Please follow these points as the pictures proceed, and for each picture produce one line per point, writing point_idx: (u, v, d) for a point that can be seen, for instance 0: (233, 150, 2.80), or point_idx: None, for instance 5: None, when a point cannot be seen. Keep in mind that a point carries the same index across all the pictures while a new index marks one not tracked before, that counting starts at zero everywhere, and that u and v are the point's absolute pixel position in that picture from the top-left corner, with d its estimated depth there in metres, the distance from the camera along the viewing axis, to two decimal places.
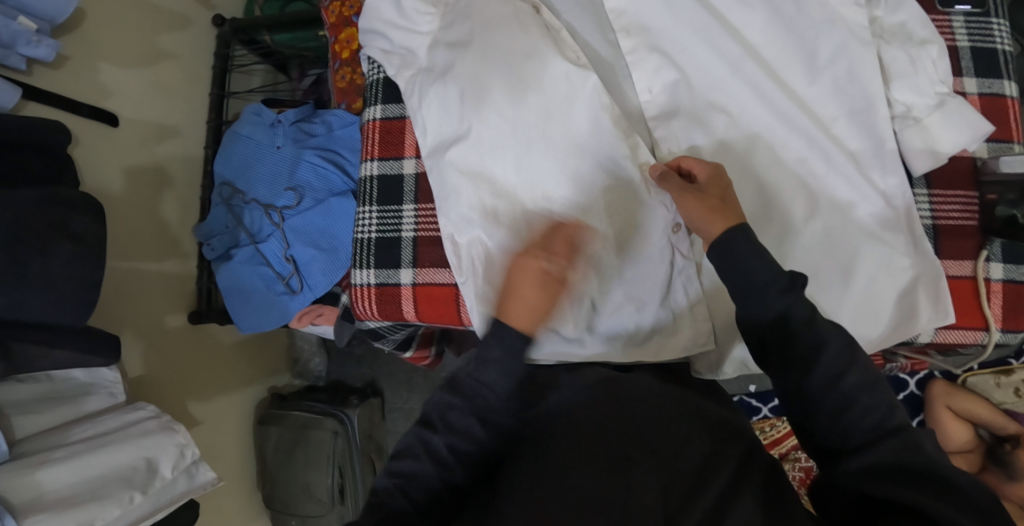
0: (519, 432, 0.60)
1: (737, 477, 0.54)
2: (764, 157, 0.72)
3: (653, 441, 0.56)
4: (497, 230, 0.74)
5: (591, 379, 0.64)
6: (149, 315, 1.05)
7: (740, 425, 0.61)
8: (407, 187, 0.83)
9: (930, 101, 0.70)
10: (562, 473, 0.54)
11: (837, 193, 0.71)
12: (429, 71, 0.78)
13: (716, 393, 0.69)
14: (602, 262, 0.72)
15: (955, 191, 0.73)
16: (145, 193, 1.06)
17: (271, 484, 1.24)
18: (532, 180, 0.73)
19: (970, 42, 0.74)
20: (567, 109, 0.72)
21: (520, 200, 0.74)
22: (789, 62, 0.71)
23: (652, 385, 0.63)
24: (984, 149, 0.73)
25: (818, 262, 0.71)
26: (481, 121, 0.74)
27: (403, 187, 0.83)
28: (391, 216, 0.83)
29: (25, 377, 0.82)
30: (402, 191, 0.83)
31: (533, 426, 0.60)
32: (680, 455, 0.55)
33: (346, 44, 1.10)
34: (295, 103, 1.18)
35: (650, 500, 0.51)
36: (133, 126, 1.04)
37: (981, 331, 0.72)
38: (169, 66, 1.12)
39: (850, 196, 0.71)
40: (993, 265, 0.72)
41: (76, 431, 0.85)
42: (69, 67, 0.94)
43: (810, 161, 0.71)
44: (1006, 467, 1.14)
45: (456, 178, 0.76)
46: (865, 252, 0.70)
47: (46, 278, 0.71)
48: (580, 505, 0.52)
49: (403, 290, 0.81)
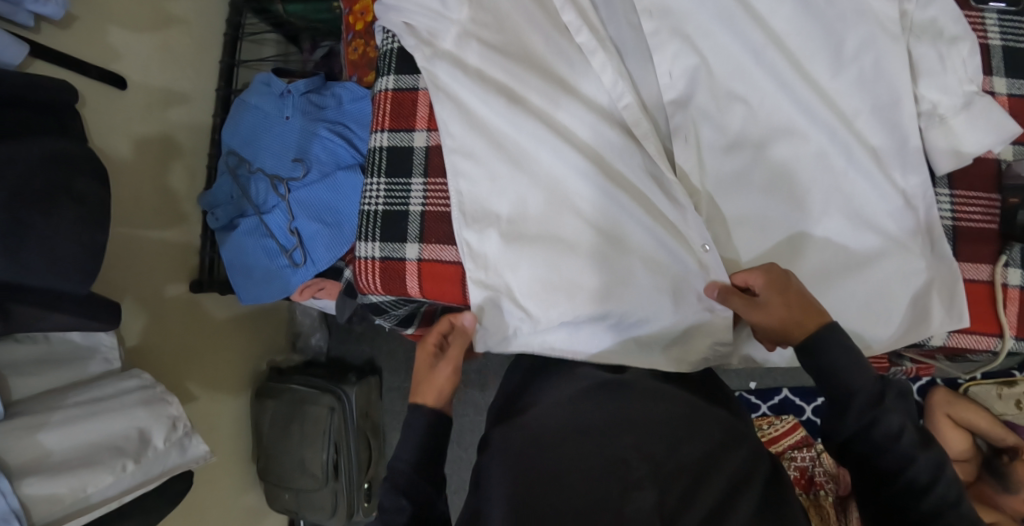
0: (512, 435, 0.59)
1: (735, 476, 0.53)
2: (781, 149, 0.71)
3: (650, 445, 0.54)
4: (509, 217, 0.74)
5: (588, 390, 0.64)
6: (151, 285, 1.04)
7: (744, 431, 0.60)
8: (417, 161, 0.82)
9: (957, 100, 0.68)
10: (554, 480, 0.51)
11: (857, 189, 0.70)
12: (445, 48, 0.77)
13: (729, 401, 0.68)
14: (611, 255, 0.71)
15: (976, 193, 0.71)
16: (151, 160, 1.04)
17: (265, 457, 1.24)
18: (535, 160, 0.74)
19: (1002, 42, 0.72)
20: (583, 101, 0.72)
21: (531, 186, 0.74)
22: (816, 53, 0.69)
23: (646, 391, 0.62)
24: (1009, 152, 0.72)
25: (829, 258, 0.70)
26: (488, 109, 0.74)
27: (414, 161, 0.82)
28: (399, 189, 0.81)
29: (23, 337, 0.82)
30: (412, 165, 0.82)
31: (526, 431, 0.59)
32: (678, 450, 0.54)
33: (360, 17, 1.09)
34: (305, 74, 1.16)
35: (647, 506, 0.48)
36: (141, 90, 1.02)
37: (994, 338, 0.70)
38: (179, 31, 1.10)
39: (869, 193, 0.69)
40: (1011, 270, 0.70)
41: (70, 395, 0.85)
42: (78, 26, 0.92)
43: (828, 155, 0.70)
44: (1003, 479, 1.13)
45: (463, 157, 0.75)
46: (874, 249, 0.69)
47: (47, 239, 0.70)
48: (573, 508, 0.48)
49: (408, 265, 0.80)
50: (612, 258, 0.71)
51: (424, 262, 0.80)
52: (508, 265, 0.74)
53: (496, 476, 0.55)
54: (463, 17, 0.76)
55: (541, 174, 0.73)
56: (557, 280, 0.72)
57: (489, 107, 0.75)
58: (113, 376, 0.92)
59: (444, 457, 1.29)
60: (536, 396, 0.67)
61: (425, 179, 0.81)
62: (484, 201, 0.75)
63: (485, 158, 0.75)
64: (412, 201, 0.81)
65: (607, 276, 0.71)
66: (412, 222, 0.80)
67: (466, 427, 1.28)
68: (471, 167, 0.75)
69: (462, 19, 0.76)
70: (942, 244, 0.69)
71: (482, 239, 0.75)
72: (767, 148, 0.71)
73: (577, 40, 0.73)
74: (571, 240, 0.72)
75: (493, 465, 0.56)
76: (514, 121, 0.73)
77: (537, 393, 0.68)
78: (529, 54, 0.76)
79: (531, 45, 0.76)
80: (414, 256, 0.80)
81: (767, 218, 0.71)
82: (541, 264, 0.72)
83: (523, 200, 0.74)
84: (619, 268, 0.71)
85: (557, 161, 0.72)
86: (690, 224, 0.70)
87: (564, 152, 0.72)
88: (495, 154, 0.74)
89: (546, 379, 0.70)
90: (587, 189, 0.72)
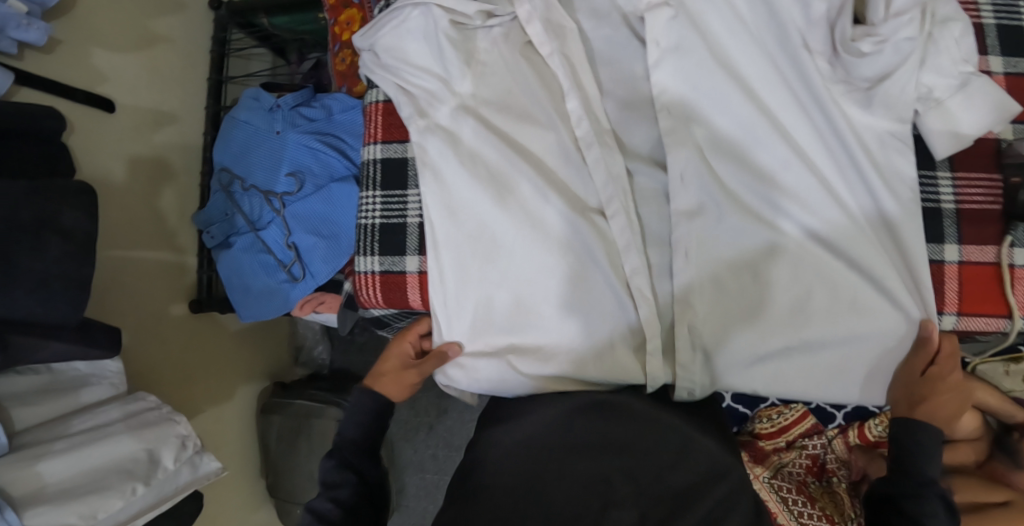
0: (504, 445, 0.62)
1: (716, 512, 0.54)
2: (776, 175, 0.67)
3: (637, 469, 0.56)
4: (471, 227, 0.71)
5: (585, 402, 0.65)
6: (149, 306, 1.03)
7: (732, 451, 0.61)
8: (411, 171, 0.78)
9: (953, 82, 0.65)
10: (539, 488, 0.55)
11: (868, 228, 0.65)
12: (440, 122, 0.73)
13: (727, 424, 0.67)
14: (595, 267, 0.68)
15: (978, 174, 0.67)
16: (142, 179, 1.03)
17: (274, 474, 1.23)
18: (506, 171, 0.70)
19: (997, 20, 0.70)
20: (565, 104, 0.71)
21: (504, 199, 0.70)
22: (820, 56, 0.65)
23: (643, 408, 0.64)
24: (1009, 130, 0.68)
25: (808, 263, 0.66)
26: (457, 120, 0.72)
27: (408, 171, 0.78)
28: (395, 202, 0.78)
29: (23, 368, 0.81)
30: (407, 177, 0.78)
31: (520, 441, 0.61)
32: (661, 479, 0.56)
33: (346, 26, 1.07)
34: (293, 87, 1.15)
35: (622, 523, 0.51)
36: (128, 112, 1.01)
37: (1004, 319, 0.67)
38: (165, 50, 1.09)
39: (867, 207, 0.65)
40: (1018, 250, 0.66)
41: (76, 423, 0.84)
42: (62, 51, 0.91)
43: (820, 158, 0.66)
44: (1012, 454, 1.19)
45: (426, 169, 0.72)
46: (860, 301, 0.66)
47: (37, 275, 0.71)
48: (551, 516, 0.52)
49: (409, 278, 0.77)
50: (604, 313, 0.68)
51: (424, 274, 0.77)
52: (474, 281, 0.71)
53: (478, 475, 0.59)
54: (466, 91, 0.73)
55: (525, 258, 0.69)
56: (538, 289, 0.69)
57: (470, 187, 0.71)
58: (116, 400, 0.91)
59: (451, 464, 1.27)
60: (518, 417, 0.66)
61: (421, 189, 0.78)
62: (462, 282, 0.71)
63: (447, 170, 0.72)
64: (409, 213, 0.78)
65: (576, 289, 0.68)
66: (410, 234, 0.77)
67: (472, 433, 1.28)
68: (436, 177, 0.72)
69: (464, 92, 0.73)
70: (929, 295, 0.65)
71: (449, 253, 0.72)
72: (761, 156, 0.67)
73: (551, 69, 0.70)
74: (539, 278, 0.68)
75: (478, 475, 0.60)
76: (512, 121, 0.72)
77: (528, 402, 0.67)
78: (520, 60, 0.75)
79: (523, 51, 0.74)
80: (414, 269, 0.77)
81: (756, 245, 0.67)
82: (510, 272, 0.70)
83: (508, 272, 0.69)
84: (592, 275, 0.68)
85: (538, 262, 0.68)
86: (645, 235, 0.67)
87: (558, 159, 0.70)
88: (473, 242, 0.71)
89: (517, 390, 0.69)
90: (567, 263, 0.68)
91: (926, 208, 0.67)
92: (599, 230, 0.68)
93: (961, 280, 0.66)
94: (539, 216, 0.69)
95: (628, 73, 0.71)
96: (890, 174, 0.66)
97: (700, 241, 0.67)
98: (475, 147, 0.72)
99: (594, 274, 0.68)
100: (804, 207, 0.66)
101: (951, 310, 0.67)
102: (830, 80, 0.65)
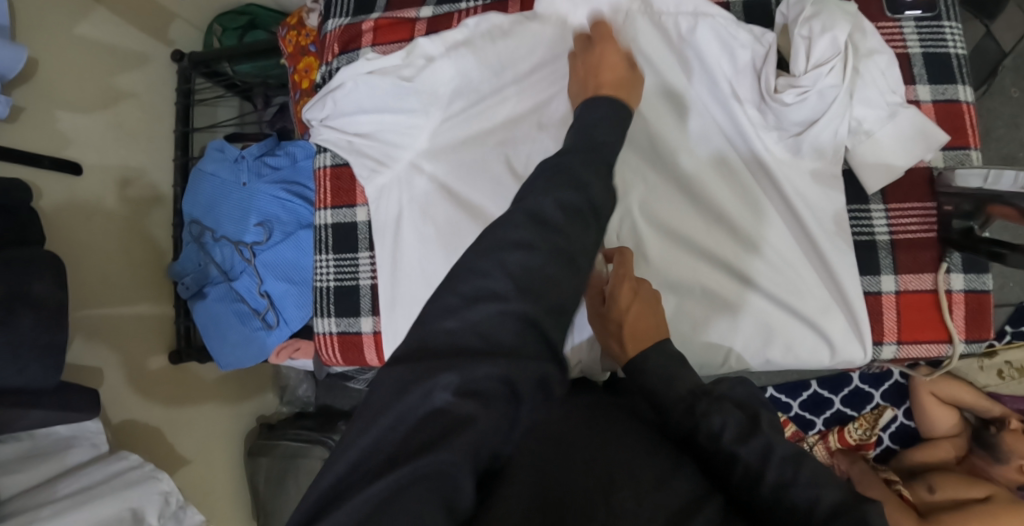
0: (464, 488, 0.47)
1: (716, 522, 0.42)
2: (715, 218, 0.69)
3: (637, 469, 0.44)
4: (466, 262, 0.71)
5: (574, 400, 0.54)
6: (127, 359, 1.05)
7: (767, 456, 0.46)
8: (362, 234, 0.81)
9: (882, 112, 0.66)
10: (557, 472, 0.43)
11: (804, 264, 0.67)
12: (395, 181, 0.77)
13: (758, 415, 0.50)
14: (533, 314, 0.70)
15: (911, 203, 0.68)
16: (110, 238, 1.05)
17: (264, 515, 1.23)
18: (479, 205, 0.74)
19: (922, 49, 0.70)
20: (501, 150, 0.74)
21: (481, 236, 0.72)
22: (746, 98, 0.67)
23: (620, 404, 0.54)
24: (941, 158, 0.69)
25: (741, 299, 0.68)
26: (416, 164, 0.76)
27: (358, 235, 0.81)
28: (347, 263, 0.81)
29: (5, 437, 0.83)
30: (357, 239, 0.81)
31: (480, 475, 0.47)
32: (666, 484, 0.43)
33: (305, 74, 1.08)
34: (258, 135, 1.17)
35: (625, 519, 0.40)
36: (97, 172, 1.03)
37: (944, 343, 0.68)
38: (130, 106, 1.09)
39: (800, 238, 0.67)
40: (954, 276, 0.68)
41: (60, 487, 0.86)
42: (25, 118, 0.91)
43: (755, 197, 0.68)
44: (992, 449, 1.19)
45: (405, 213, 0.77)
46: (798, 339, 0.67)
47: (11, 351, 0.73)
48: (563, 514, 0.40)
49: (366, 338, 0.80)
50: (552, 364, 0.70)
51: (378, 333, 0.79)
52: None
53: (466, 487, 0.38)
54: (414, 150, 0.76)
55: None
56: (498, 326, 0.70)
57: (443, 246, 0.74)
58: (99, 460, 0.94)
59: None
60: (507, 331, 0.43)
61: (371, 251, 0.80)
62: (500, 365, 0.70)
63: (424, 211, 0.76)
64: (361, 275, 0.80)
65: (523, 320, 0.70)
66: (364, 295, 0.80)
67: None
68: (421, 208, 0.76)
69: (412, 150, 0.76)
70: (868, 334, 0.66)
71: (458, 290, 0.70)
72: (701, 190, 0.69)
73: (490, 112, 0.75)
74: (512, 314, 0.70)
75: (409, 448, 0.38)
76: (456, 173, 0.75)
77: (507, 323, 0.43)
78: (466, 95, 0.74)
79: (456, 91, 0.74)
80: (369, 329, 0.80)
81: (708, 282, 0.68)
82: None
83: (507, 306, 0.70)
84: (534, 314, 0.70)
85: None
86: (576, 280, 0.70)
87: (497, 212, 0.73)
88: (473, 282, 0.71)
89: (473, 287, 0.44)
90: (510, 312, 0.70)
91: (861, 241, 0.68)
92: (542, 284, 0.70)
93: (899, 308, 0.68)
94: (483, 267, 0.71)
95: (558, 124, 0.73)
96: (822, 207, 0.67)
97: None
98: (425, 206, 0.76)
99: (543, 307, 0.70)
100: (745, 247, 0.68)
101: (891, 339, 0.68)
102: (761, 126, 0.67)
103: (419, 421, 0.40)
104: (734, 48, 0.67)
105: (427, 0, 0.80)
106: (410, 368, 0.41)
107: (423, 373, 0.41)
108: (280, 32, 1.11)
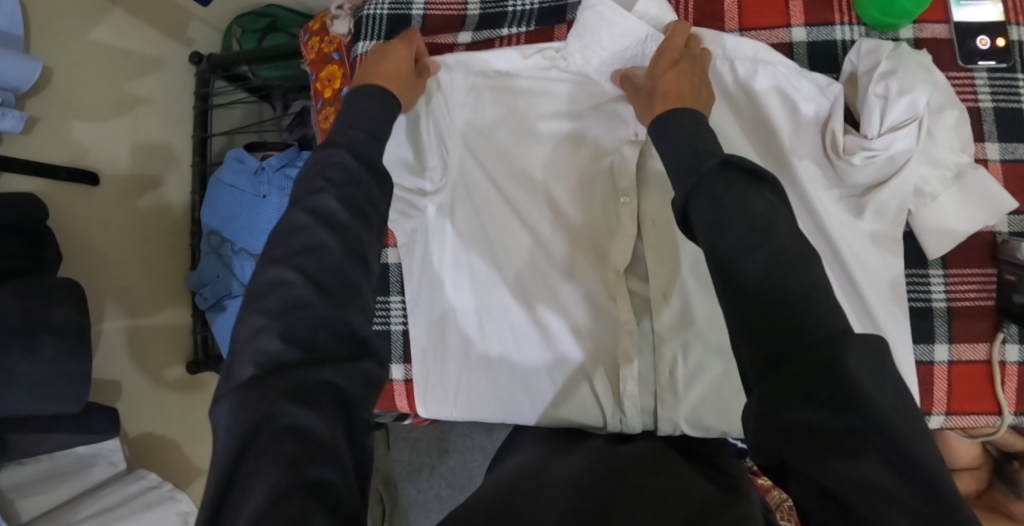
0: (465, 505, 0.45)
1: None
2: None
3: (642, 496, 0.44)
4: (481, 295, 0.74)
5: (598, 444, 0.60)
6: (145, 373, 1.03)
7: (793, 355, 0.37)
8: (392, 277, 0.81)
9: (949, 172, 0.63)
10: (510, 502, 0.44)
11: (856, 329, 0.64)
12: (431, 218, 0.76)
13: None
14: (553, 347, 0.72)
15: (971, 269, 0.65)
16: (128, 250, 1.02)
17: None
18: (503, 241, 0.74)
19: (994, 103, 0.66)
20: (533, 185, 0.74)
21: (502, 269, 0.74)
22: (808, 153, 0.64)
23: (656, 448, 0.57)
24: (1004, 222, 0.65)
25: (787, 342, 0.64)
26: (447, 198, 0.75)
27: (389, 277, 0.81)
28: (378, 308, 0.81)
29: (25, 459, 0.82)
30: (389, 282, 0.81)
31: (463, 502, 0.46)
32: (666, 505, 0.43)
33: (327, 83, 1.03)
34: (279, 144, 1.13)
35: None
36: (115, 181, 1.00)
37: (993, 415, 0.66)
38: (147, 112, 1.06)
39: (851, 298, 0.64)
40: (1009, 346, 0.65)
41: (77, 509, 0.84)
42: (42, 129, 0.88)
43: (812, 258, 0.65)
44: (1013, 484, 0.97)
45: (436, 244, 0.76)
46: None
47: (37, 380, 0.71)
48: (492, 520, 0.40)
49: (395, 386, 0.80)
50: (585, 417, 0.68)
51: (410, 381, 0.80)
52: (497, 345, 0.74)
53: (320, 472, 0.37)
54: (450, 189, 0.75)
55: (489, 339, 0.74)
56: (513, 353, 0.73)
57: (474, 283, 0.74)
58: (118, 479, 0.93)
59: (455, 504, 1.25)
60: (315, 321, 0.42)
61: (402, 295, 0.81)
62: (450, 382, 0.75)
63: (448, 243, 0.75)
64: (392, 321, 0.80)
65: (542, 350, 0.72)
66: (394, 342, 0.80)
67: (475, 472, 1.25)
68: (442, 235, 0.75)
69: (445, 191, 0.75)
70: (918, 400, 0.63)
71: (470, 317, 0.75)
72: None
73: (524, 144, 0.74)
74: (530, 343, 0.73)
75: (258, 470, 0.37)
76: (491, 210, 0.74)
77: (309, 316, 0.42)
78: (508, 132, 0.74)
79: (500, 117, 0.74)
80: (399, 376, 0.80)
81: None
82: (519, 333, 0.73)
83: (526, 336, 0.73)
84: (553, 348, 0.72)
85: (498, 332, 0.74)
86: (593, 316, 0.71)
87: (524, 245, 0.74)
88: (487, 312, 0.74)
89: (279, 298, 0.43)
90: (526, 346, 0.73)
91: (917, 307, 0.66)
92: (552, 318, 0.72)
93: (950, 380, 0.66)
94: (499, 301, 0.74)
95: (594, 157, 0.73)
96: (880, 273, 0.63)
97: (691, 353, 0.67)
98: (464, 245, 0.75)
99: (563, 338, 0.72)
100: None
101: (939, 410, 0.66)
102: (823, 184, 0.64)
103: (285, 430, 0.38)
104: (797, 100, 0.64)
105: (466, 27, 0.80)
106: (230, 403, 0.40)
107: (243, 405, 0.39)
108: (303, 36, 1.06)
